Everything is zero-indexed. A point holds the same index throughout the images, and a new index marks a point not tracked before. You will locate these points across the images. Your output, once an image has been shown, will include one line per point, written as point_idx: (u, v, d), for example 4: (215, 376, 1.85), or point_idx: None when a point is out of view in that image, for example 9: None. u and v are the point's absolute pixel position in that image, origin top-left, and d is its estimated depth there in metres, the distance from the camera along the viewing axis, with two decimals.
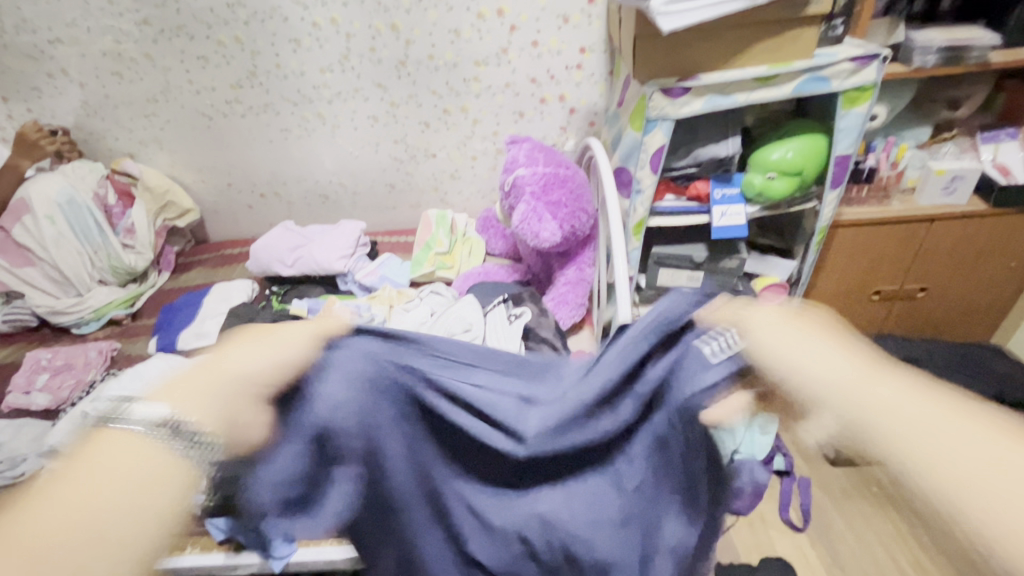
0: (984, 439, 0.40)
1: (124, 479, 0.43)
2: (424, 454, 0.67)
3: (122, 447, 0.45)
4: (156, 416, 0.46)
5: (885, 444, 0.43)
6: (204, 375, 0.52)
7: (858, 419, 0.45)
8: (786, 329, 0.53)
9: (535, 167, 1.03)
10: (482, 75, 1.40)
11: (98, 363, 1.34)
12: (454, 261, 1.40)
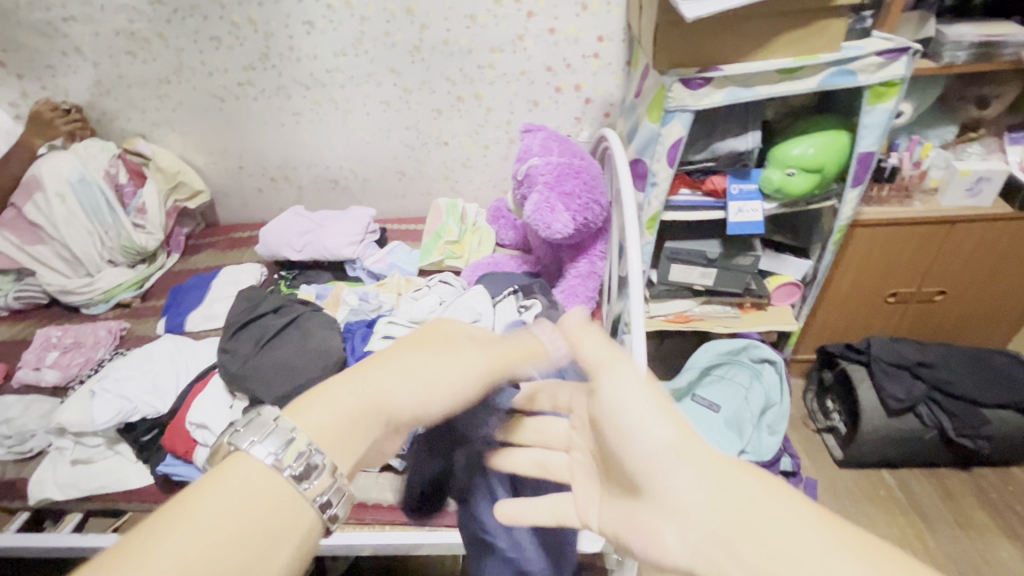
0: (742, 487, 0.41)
1: (250, 515, 0.39)
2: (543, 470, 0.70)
3: (256, 477, 0.41)
4: (283, 443, 0.42)
5: (732, 556, 0.39)
6: (356, 402, 0.48)
7: (709, 537, 0.41)
8: (629, 405, 0.46)
9: (549, 156, 1.01)
10: (497, 62, 1.38)
11: (107, 343, 1.34)
12: (463, 251, 1.39)
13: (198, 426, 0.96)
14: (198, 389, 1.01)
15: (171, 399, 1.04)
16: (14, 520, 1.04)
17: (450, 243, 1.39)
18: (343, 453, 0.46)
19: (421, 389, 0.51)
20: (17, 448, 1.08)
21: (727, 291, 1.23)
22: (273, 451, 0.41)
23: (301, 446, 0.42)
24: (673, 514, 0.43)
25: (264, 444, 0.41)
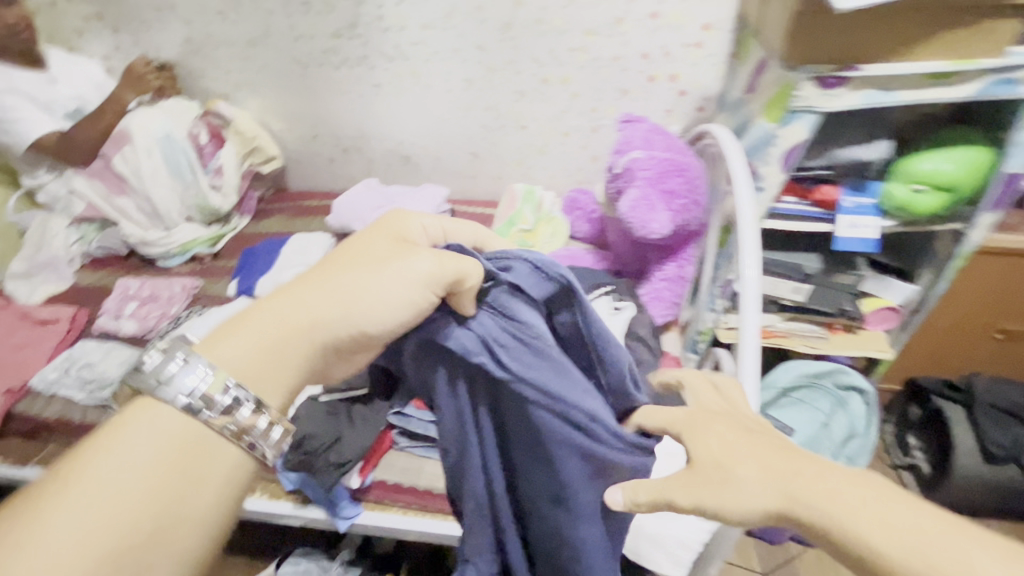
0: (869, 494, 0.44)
1: (163, 449, 0.50)
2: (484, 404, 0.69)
3: (168, 420, 0.52)
4: (198, 389, 0.52)
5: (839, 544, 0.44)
6: (272, 334, 0.56)
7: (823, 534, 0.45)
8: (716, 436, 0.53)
9: (652, 151, 0.95)
10: (590, 46, 1.31)
11: (181, 299, 1.37)
12: (536, 240, 1.34)
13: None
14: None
15: None
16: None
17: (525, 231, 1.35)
18: (261, 379, 0.56)
19: (340, 307, 0.58)
20: (102, 392, 1.13)
21: (816, 310, 1.13)
22: (199, 390, 0.52)
23: (221, 384, 0.53)
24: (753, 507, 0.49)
25: (186, 391, 0.52)
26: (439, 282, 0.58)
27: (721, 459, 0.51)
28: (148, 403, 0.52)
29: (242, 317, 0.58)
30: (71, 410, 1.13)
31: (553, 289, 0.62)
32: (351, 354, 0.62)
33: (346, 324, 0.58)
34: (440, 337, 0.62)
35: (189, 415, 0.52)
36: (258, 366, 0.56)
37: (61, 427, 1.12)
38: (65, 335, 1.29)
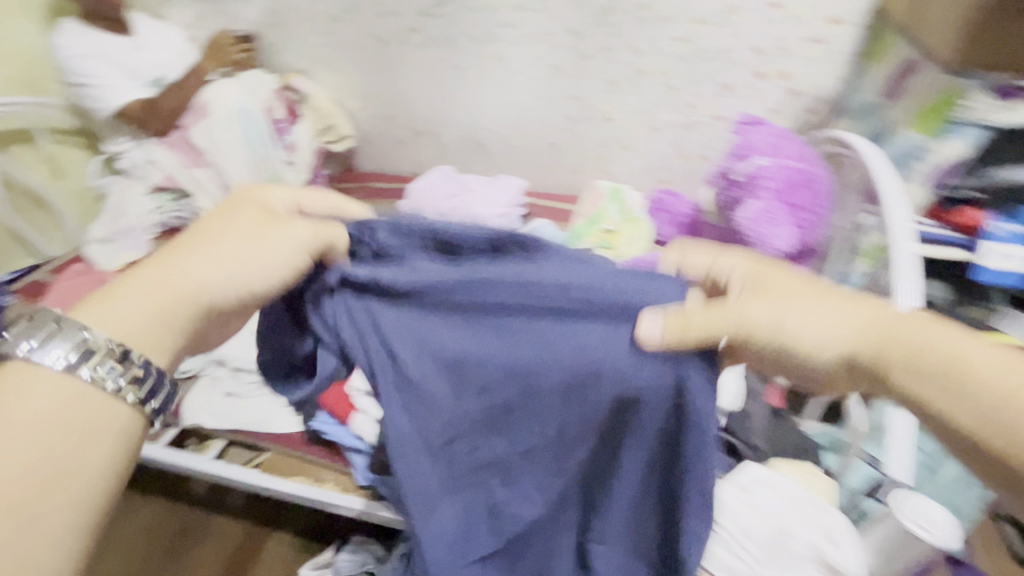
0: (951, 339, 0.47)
1: (42, 422, 0.45)
2: (411, 351, 0.59)
3: (54, 391, 0.47)
4: (71, 357, 0.47)
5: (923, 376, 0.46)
6: (165, 297, 0.52)
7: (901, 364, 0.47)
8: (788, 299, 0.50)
9: (779, 158, 0.87)
10: (695, 36, 1.21)
11: None
12: (619, 242, 1.27)
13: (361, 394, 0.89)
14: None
15: None
16: (166, 434, 1.08)
17: (605, 231, 1.28)
18: (150, 343, 0.51)
19: (230, 273, 0.54)
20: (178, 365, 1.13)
21: None
22: (68, 356, 0.47)
23: (94, 355, 0.48)
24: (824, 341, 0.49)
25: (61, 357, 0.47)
26: (321, 242, 0.57)
27: (788, 316, 0.49)
28: (16, 368, 0.47)
29: (113, 289, 0.53)
30: None
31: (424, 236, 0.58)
32: (232, 319, 0.58)
33: (226, 286, 0.54)
34: (330, 279, 0.59)
35: (66, 380, 0.47)
36: (147, 327, 0.51)
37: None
38: None
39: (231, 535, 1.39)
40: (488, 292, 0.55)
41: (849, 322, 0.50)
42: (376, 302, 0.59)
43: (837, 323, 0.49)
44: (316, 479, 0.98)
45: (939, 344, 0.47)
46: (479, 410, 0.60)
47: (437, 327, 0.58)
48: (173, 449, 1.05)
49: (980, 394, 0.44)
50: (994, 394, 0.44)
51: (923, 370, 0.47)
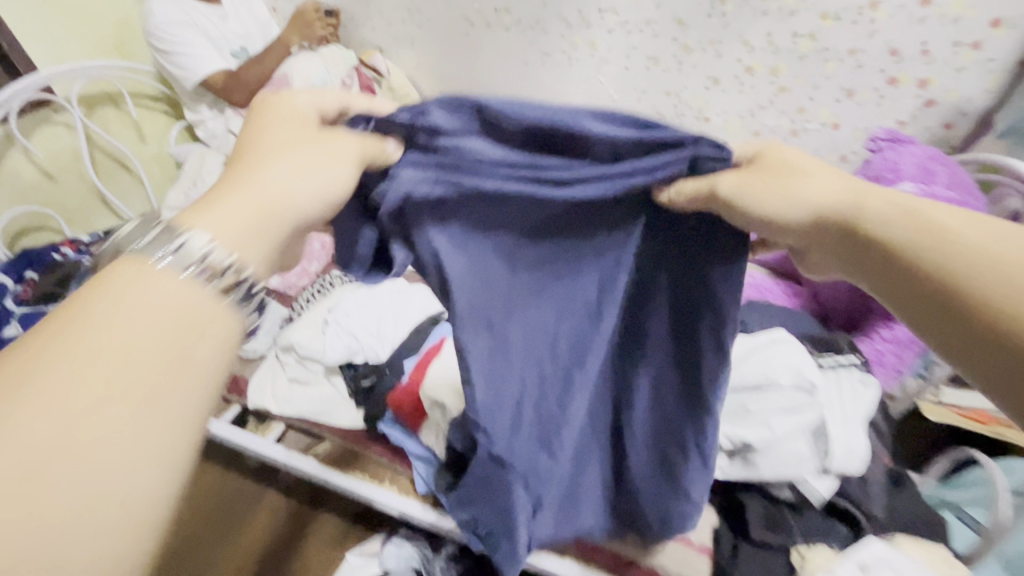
0: (942, 216, 0.48)
1: (150, 323, 0.40)
2: (472, 248, 0.60)
3: (162, 295, 0.42)
4: (194, 255, 0.43)
5: (917, 247, 0.48)
6: (257, 203, 0.49)
7: (912, 235, 0.48)
8: (799, 176, 0.51)
9: (929, 185, 0.76)
10: (823, 33, 1.07)
11: (321, 256, 1.36)
12: None
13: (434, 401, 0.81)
14: (434, 353, 0.89)
15: (391, 345, 0.99)
16: (229, 412, 1.09)
17: None
18: (249, 249, 0.47)
19: (309, 177, 0.52)
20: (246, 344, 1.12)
21: None
22: (189, 264, 0.43)
23: (210, 256, 0.43)
24: (825, 205, 0.50)
25: (174, 256, 0.43)
26: (371, 157, 0.56)
27: (822, 196, 0.50)
28: (128, 266, 0.42)
29: (210, 199, 0.49)
30: None
31: (467, 116, 0.54)
32: (309, 231, 0.55)
33: (314, 195, 0.52)
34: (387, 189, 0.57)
35: (182, 288, 0.42)
36: (242, 234, 0.47)
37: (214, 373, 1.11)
38: None
39: (283, 505, 1.41)
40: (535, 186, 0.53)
41: (836, 187, 0.51)
42: (438, 210, 0.59)
43: (827, 184, 0.51)
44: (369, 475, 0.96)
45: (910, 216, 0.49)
46: (526, 305, 0.63)
47: (490, 217, 0.59)
48: (233, 429, 1.05)
49: (952, 269, 0.46)
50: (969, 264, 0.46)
51: (898, 245, 0.48)
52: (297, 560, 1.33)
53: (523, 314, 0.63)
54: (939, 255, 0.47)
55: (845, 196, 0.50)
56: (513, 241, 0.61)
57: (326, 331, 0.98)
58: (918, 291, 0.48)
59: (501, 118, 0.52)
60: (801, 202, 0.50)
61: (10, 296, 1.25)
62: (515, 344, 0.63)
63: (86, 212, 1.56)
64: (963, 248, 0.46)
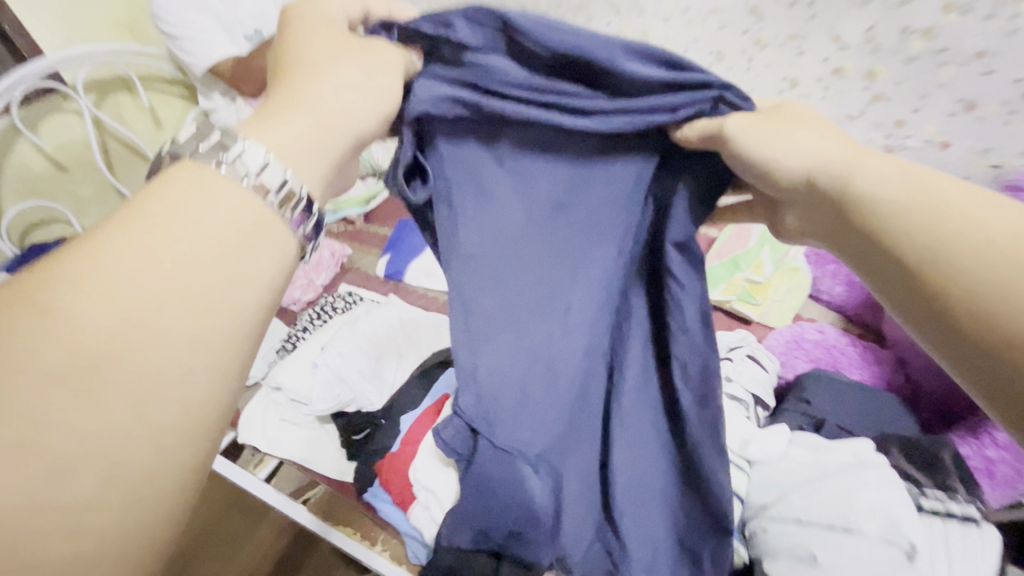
0: (966, 198, 0.38)
1: (202, 226, 0.35)
2: (491, 178, 0.56)
3: (223, 196, 0.37)
4: (253, 164, 0.38)
5: (914, 235, 0.39)
6: (313, 117, 0.44)
7: (912, 212, 0.39)
8: (792, 130, 0.48)
9: None
10: (944, 29, 0.83)
11: (330, 266, 1.25)
12: (766, 296, 0.99)
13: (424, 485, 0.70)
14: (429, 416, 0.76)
15: (388, 392, 0.90)
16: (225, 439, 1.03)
17: (746, 280, 1.01)
18: (304, 163, 0.42)
19: (366, 91, 0.47)
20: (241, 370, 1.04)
21: None
22: (247, 175, 0.38)
23: (270, 166, 0.38)
24: (815, 162, 0.46)
25: (235, 162, 0.38)
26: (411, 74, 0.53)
27: (816, 153, 0.46)
28: (187, 167, 0.37)
29: (261, 114, 0.44)
30: None
31: (496, 38, 0.52)
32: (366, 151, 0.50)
33: (372, 112, 0.48)
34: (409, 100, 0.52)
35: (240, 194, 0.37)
36: (302, 145, 0.42)
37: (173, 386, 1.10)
38: None
39: (285, 523, 1.36)
40: (561, 116, 0.51)
41: (837, 147, 0.45)
42: (459, 131, 0.56)
43: (822, 142, 0.46)
44: (355, 535, 0.84)
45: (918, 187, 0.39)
46: (542, 254, 0.58)
47: (508, 150, 0.57)
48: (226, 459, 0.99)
49: (946, 259, 0.37)
50: (968, 257, 0.36)
51: (893, 231, 0.40)
52: None
53: (541, 263, 0.58)
54: (934, 243, 0.37)
55: (846, 157, 0.44)
56: (531, 180, 0.57)
57: (314, 377, 0.86)
58: (899, 274, 0.40)
59: (531, 44, 0.50)
60: (787, 153, 0.47)
61: None
62: (527, 285, 0.57)
63: (100, 204, 1.51)
64: (978, 238, 0.36)
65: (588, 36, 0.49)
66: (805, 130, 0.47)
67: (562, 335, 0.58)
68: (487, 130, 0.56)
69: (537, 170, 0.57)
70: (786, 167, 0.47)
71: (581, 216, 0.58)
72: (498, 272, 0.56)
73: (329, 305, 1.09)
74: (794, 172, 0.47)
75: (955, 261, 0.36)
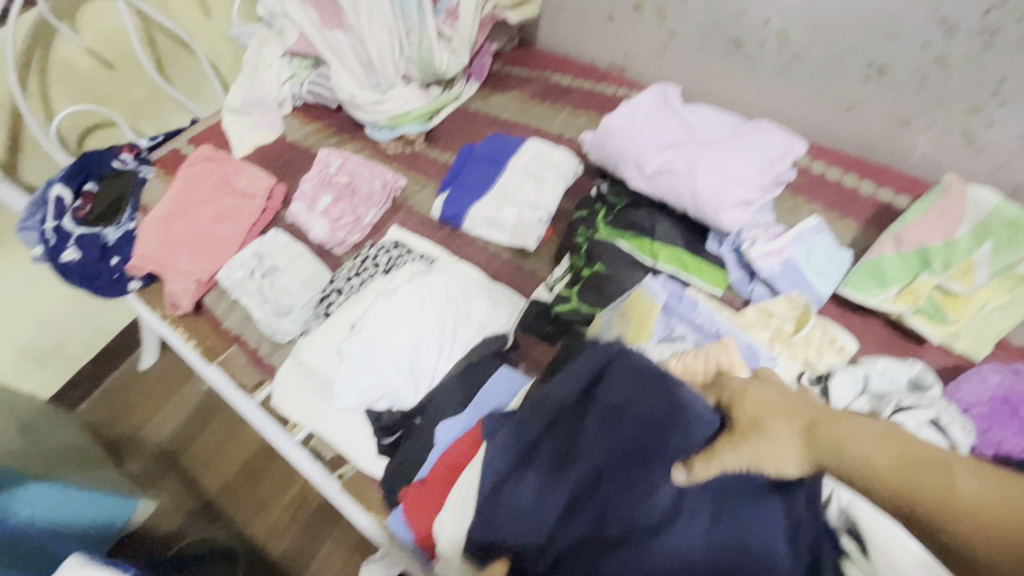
0: (889, 445, 0.48)
1: None
2: (610, 369, 0.62)
3: None
4: None
5: (914, 461, 0.46)
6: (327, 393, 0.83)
7: (899, 461, 0.46)
8: (767, 442, 0.51)
9: None
10: None
11: (380, 200, 1.06)
12: (960, 315, 0.69)
13: (449, 539, 0.63)
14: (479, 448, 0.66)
15: (425, 387, 0.75)
16: (261, 392, 0.91)
17: (935, 288, 0.70)
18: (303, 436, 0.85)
19: None
20: (277, 323, 0.95)
21: None
22: None
23: None
24: (761, 445, 0.51)
25: None
26: None
27: (760, 416, 0.52)
28: None
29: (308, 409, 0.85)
30: (245, 331, 0.99)
31: (575, 384, 0.63)
32: None
33: None
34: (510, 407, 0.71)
35: None
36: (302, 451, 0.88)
37: (211, 321, 1.04)
38: (258, 218, 1.09)
39: None
40: (648, 372, 0.60)
41: (799, 434, 0.51)
42: (588, 375, 0.63)
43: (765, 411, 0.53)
44: (386, 530, 0.74)
45: (843, 453, 0.48)
46: (639, 408, 0.57)
47: (609, 374, 0.61)
48: (265, 413, 0.90)
49: (940, 488, 0.44)
50: (932, 496, 0.44)
51: (880, 469, 0.47)
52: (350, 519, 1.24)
53: (636, 411, 0.57)
54: (934, 485, 0.44)
55: (838, 432, 0.49)
56: (633, 374, 0.60)
57: (341, 363, 0.75)
58: (918, 496, 0.44)
59: (614, 379, 0.60)
60: (755, 451, 0.51)
61: (69, 211, 1.13)
62: (640, 376, 0.60)
63: (154, 106, 1.40)
64: (928, 476, 0.45)
65: (656, 376, 0.59)
66: (753, 415, 0.53)
67: (654, 408, 0.57)
68: (574, 394, 0.62)
69: (645, 372, 0.60)
70: (791, 466, 0.51)
71: (666, 412, 0.56)
72: (617, 383, 0.60)
73: (370, 260, 0.93)
74: (767, 449, 0.51)
75: (961, 496, 0.43)
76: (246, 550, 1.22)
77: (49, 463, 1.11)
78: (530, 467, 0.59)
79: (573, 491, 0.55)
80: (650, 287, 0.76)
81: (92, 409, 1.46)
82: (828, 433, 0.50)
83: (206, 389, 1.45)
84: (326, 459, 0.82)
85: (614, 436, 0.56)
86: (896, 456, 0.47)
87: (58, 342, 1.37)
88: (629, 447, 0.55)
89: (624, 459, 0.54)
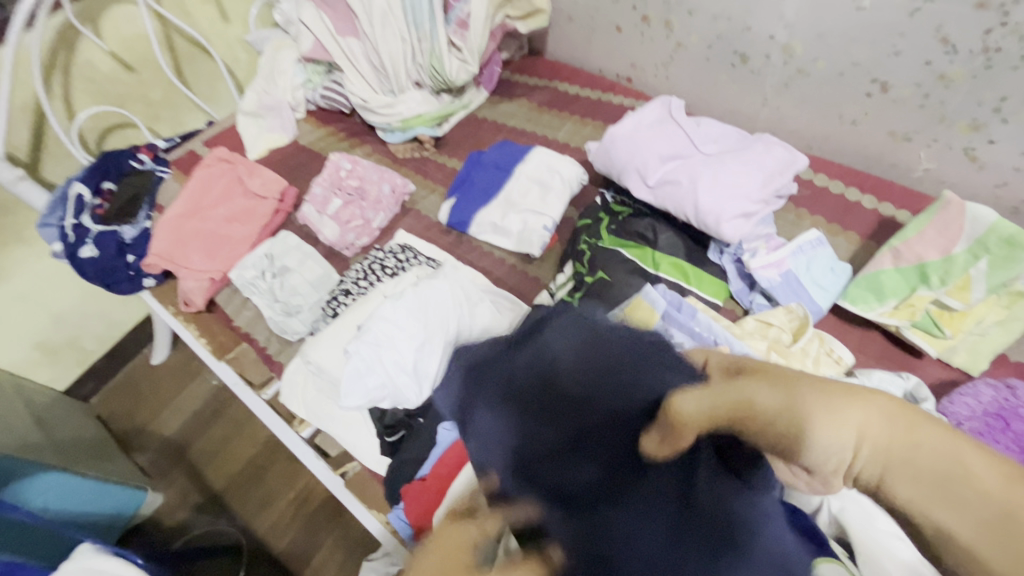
0: (966, 450, 0.37)
1: None
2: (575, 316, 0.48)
3: None
4: None
5: (990, 465, 0.36)
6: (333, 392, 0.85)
7: (983, 472, 0.36)
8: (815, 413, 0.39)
9: None
10: None
11: (389, 204, 1.08)
12: (957, 330, 0.70)
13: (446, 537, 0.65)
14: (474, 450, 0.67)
15: (428, 388, 0.77)
16: (268, 389, 0.93)
17: (932, 303, 0.72)
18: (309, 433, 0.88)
19: None
20: (286, 323, 0.98)
21: None
22: None
23: None
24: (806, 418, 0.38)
25: None
26: None
27: (802, 386, 0.40)
28: None
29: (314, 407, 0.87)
30: (254, 329, 1.02)
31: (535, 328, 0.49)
32: None
33: None
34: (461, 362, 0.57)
35: None
36: None
37: (222, 319, 1.07)
38: (269, 219, 1.12)
39: None
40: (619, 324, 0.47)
41: (853, 419, 0.39)
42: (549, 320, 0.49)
43: (811, 388, 0.40)
44: (389, 527, 0.76)
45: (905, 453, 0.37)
46: (610, 349, 0.43)
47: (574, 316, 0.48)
48: (272, 410, 0.92)
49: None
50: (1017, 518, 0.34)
51: (953, 477, 0.36)
52: (351, 516, 1.26)
53: (606, 348, 0.43)
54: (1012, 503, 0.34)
55: (901, 427, 0.38)
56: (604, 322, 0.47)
57: (347, 363, 0.77)
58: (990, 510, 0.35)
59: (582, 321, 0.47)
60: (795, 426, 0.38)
61: (88, 209, 1.16)
62: (593, 327, 0.45)
63: (171, 108, 1.43)
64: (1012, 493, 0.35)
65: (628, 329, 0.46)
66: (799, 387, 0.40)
67: (612, 354, 0.42)
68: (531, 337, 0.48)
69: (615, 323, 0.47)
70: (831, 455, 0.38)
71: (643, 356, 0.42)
72: (584, 325, 0.46)
73: (377, 263, 0.95)
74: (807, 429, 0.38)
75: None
76: (249, 544, 1.24)
77: (60, 453, 1.14)
78: (481, 411, 0.45)
79: (530, 444, 0.40)
80: (650, 296, 0.76)
81: (103, 403, 1.49)
82: (888, 426, 0.39)
83: (214, 385, 1.48)
84: (331, 456, 0.84)
85: (580, 371, 0.42)
86: (975, 463, 0.36)
87: (72, 336, 1.40)
88: (582, 405, 0.40)
89: (577, 422, 0.40)
